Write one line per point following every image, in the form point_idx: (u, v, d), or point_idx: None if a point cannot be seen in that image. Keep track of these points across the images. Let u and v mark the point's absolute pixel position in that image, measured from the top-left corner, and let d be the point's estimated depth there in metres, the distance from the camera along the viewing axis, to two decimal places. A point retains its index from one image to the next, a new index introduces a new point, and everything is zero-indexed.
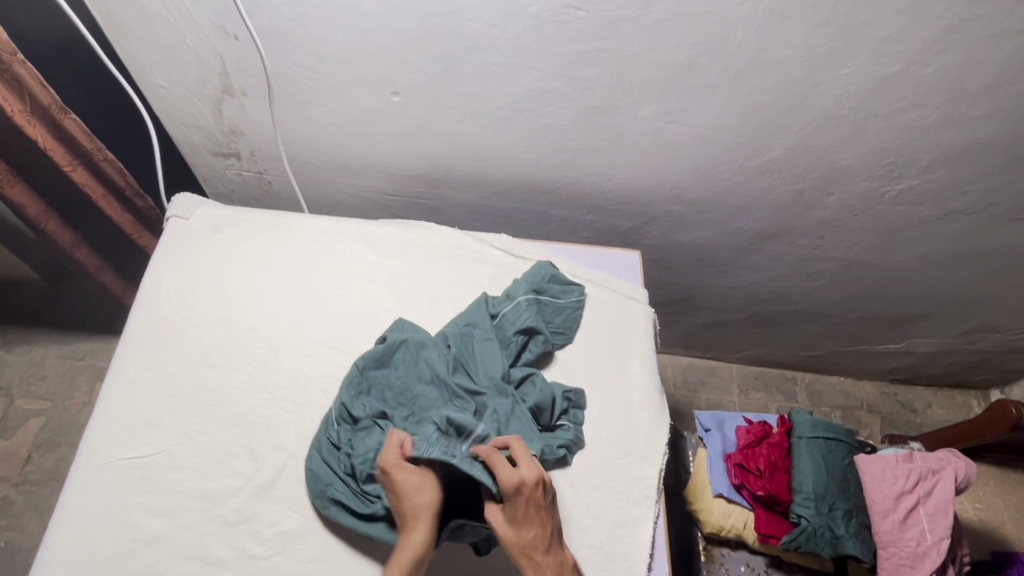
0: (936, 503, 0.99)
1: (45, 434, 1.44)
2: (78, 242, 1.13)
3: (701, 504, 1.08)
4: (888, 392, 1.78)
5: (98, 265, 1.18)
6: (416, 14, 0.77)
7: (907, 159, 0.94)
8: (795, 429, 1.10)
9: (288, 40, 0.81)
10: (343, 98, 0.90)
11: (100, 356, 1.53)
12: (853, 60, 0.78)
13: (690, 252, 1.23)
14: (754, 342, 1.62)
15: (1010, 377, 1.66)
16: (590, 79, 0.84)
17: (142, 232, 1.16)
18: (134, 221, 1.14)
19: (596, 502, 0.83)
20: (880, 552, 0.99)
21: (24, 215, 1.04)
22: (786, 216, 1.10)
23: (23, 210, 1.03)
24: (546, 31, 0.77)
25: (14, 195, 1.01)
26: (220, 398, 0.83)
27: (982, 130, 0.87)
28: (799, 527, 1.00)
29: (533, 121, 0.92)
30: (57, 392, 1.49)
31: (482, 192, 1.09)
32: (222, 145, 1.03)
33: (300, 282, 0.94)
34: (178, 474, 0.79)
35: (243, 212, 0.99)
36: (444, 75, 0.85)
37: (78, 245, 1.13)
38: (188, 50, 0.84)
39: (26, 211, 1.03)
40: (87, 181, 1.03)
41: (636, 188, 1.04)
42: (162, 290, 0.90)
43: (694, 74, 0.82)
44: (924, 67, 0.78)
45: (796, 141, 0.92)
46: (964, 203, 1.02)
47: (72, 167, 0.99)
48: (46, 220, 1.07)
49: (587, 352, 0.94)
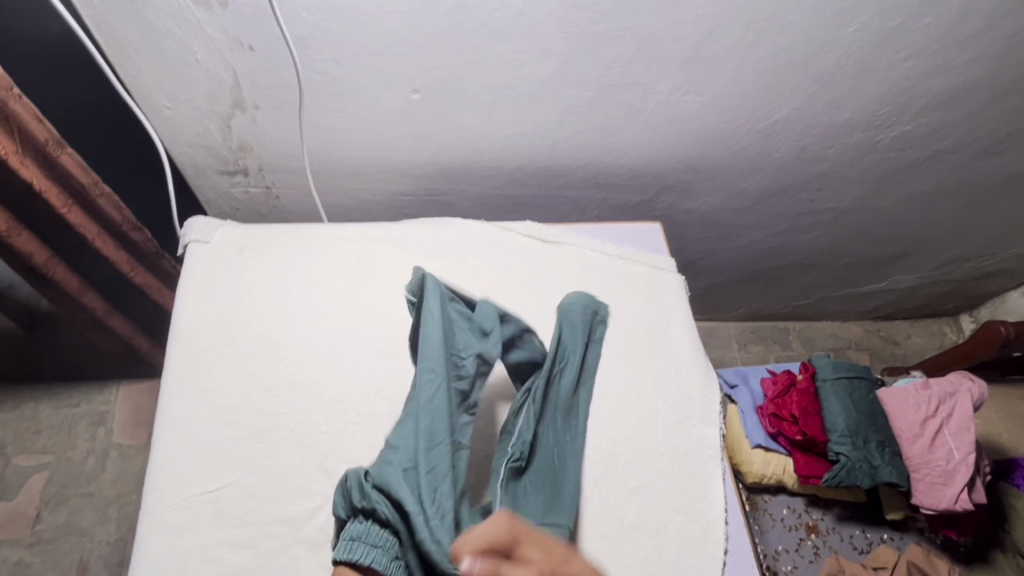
0: (959, 423, 1.07)
1: (52, 488, 1.29)
2: (86, 286, 1.04)
3: (741, 457, 1.14)
4: (872, 329, 1.88)
5: (106, 307, 1.09)
6: (442, 7, 0.76)
7: (903, 106, 0.99)
8: (818, 373, 1.16)
9: (305, 44, 0.79)
10: (359, 101, 0.88)
11: (98, 399, 1.38)
12: (859, 18, 0.83)
13: (697, 219, 1.26)
14: (752, 300, 1.68)
15: (978, 301, 1.79)
16: (611, 59, 0.85)
17: (138, 267, 1.07)
18: (128, 259, 1.05)
19: (667, 467, 0.86)
20: (913, 475, 1.06)
21: (31, 264, 0.95)
22: (790, 175, 1.14)
23: (29, 258, 0.95)
24: (571, 14, 0.78)
25: (21, 244, 0.93)
26: (281, 420, 0.81)
27: (971, 72, 0.93)
28: (838, 463, 1.06)
29: (553, 106, 0.93)
30: (58, 443, 1.33)
31: (497, 183, 1.09)
32: (228, 163, 1.00)
33: (337, 294, 0.92)
34: (255, 502, 0.76)
35: (264, 229, 0.96)
36: (466, 67, 0.84)
37: (86, 289, 1.04)
38: (198, 68, 0.83)
39: (34, 258, 0.95)
40: (83, 221, 0.95)
41: (649, 161, 1.07)
42: (198, 319, 0.88)
43: (711, 44, 0.85)
44: (922, 18, 0.83)
45: (803, 100, 0.96)
46: (952, 142, 1.08)
47: (67, 208, 0.91)
48: (53, 266, 0.98)
49: (631, 326, 0.96)
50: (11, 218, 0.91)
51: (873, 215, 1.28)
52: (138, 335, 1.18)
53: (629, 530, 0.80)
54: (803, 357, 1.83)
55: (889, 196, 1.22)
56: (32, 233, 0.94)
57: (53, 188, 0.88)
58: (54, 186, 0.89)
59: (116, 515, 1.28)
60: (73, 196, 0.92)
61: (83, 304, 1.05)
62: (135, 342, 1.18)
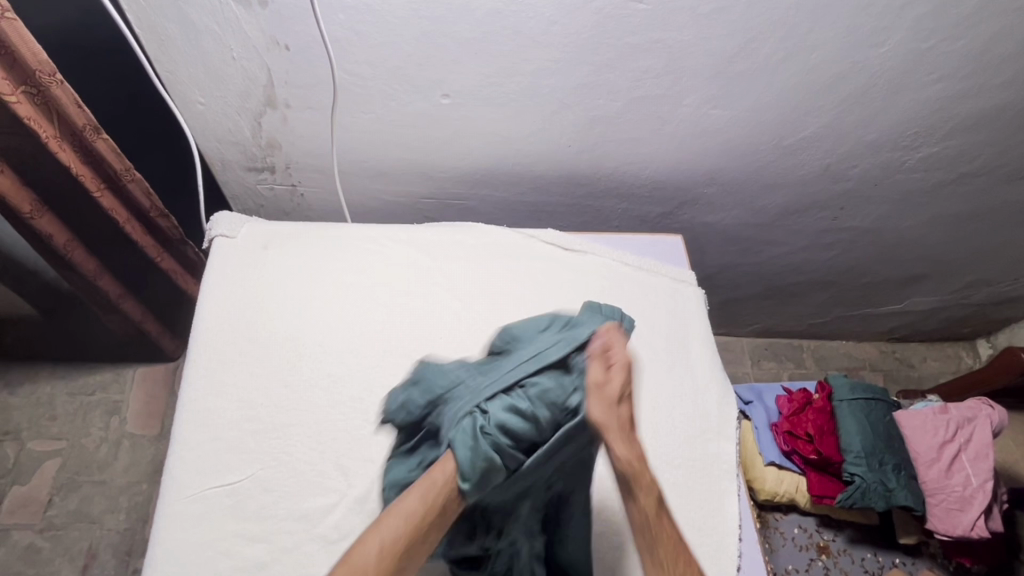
0: (976, 448, 1.07)
1: (65, 474, 1.30)
2: (101, 269, 1.05)
3: (754, 474, 1.12)
4: (887, 350, 1.86)
5: (119, 290, 1.10)
6: (477, 15, 0.77)
7: (931, 129, 0.99)
8: (835, 393, 1.15)
9: (340, 45, 0.80)
10: (389, 104, 0.89)
11: (113, 388, 1.39)
12: (891, 39, 0.83)
13: (717, 233, 1.25)
14: (767, 317, 1.67)
15: (995, 327, 1.77)
16: (641, 70, 0.86)
17: (162, 253, 1.10)
18: (154, 243, 1.07)
19: (681, 481, 0.85)
20: (929, 500, 1.06)
21: (52, 245, 0.96)
22: (813, 192, 1.13)
23: (50, 240, 0.95)
24: (604, 26, 0.79)
25: (43, 226, 0.93)
26: (300, 417, 0.82)
27: (1002, 97, 0.93)
28: (853, 484, 1.05)
29: (580, 115, 0.93)
30: (72, 430, 1.35)
31: (520, 190, 1.09)
32: (256, 159, 1.01)
33: (358, 295, 0.93)
34: (270, 497, 0.77)
35: (290, 228, 0.98)
36: (497, 73, 0.85)
37: (101, 272, 1.05)
38: (234, 65, 0.84)
39: (54, 240, 0.95)
40: (115, 206, 0.96)
41: (672, 174, 1.07)
42: (221, 311, 0.89)
43: (742, 60, 0.85)
44: (956, 41, 0.83)
45: (831, 118, 0.96)
46: (978, 166, 1.07)
47: (100, 191, 0.92)
48: (72, 248, 0.98)
49: (649, 337, 0.96)
50: (37, 200, 0.90)
51: (894, 235, 1.27)
52: (148, 319, 1.20)
53: None
54: (817, 375, 1.81)
55: (912, 218, 1.21)
56: (55, 215, 0.94)
57: (87, 172, 0.89)
58: (87, 170, 0.90)
59: (126, 504, 1.29)
60: (106, 180, 0.93)
61: (98, 287, 1.06)
62: (146, 326, 1.20)
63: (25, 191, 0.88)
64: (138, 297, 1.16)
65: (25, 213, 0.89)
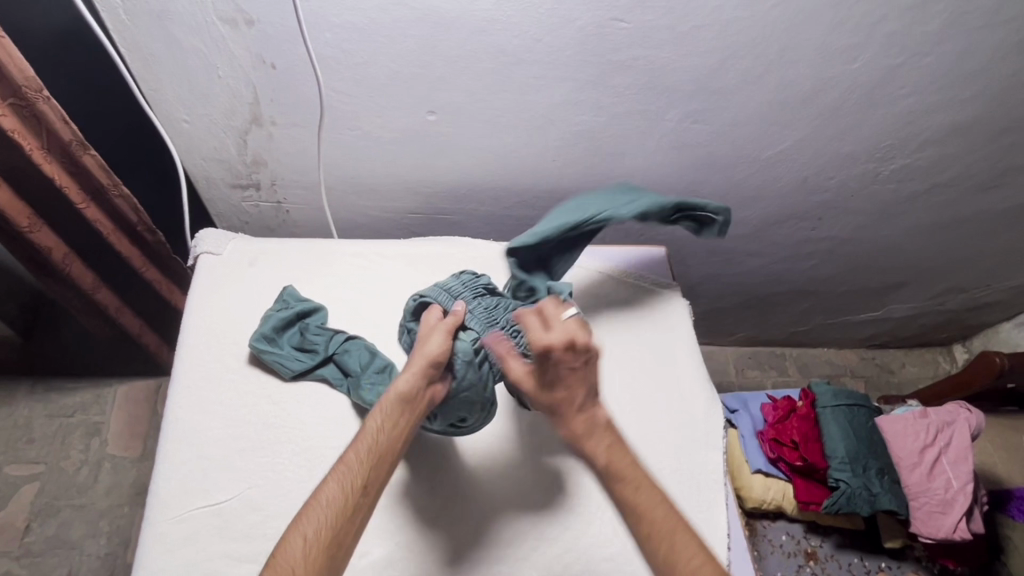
0: (956, 451, 1.09)
1: (43, 499, 1.27)
2: (99, 282, 1.05)
3: (741, 482, 1.13)
4: (867, 357, 1.89)
5: (116, 303, 1.10)
6: (463, 33, 0.78)
7: (903, 141, 1.02)
8: (818, 400, 1.16)
9: (327, 63, 0.81)
10: (375, 120, 0.90)
11: (92, 409, 1.36)
12: (864, 55, 0.85)
13: (700, 244, 1.28)
14: (749, 327, 1.69)
15: (970, 332, 1.82)
16: (623, 86, 0.88)
17: (150, 264, 1.08)
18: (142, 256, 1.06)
19: (670, 491, 0.86)
20: (912, 503, 1.07)
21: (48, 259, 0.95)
22: (792, 203, 1.16)
23: (47, 253, 0.94)
24: (587, 43, 0.81)
25: (41, 237, 0.92)
26: (287, 434, 0.81)
27: (969, 109, 0.96)
28: (838, 490, 1.06)
29: (564, 131, 0.95)
30: (50, 453, 1.31)
31: (506, 204, 1.10)
32: (241, 177, 1.01)
33: (347, 311, 0.93)
34: (258, 516, 0.76)
35: (278, 244, 0.98)
36: (482, 90, 0.86)
37: (99, 285, 1.05)
38: (220, 83, 0.84)
39: (54, 254, 0.95)
40: (101, 220, 0.95)
41: (655, 186, 1.09)
42: (207, 328, 0.88)
43: (721, 76, 0.87)
44: (926, 56, 0.86)
45: (809, 131, 0.99)
46: (949, 176, 1.11)
47: (84, 204, 0.91)
48: (69, 262, 0.98)
49: (636, 347, 0.97)
50: (32, 212, 0.90)
51: (871, 244, 1.30)
52: (147, 330, 1.20)
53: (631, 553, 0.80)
54: (800, 383, 1.84)
55: (887, 228, 1.25)
56: (51, 229, 0.93)
57: (74, 186, 0.89)
58: (74, 184, 0.89)
59: (107, 528, 1.26)
60: (93, 195, 0.92)
61: (96, 300, 1.06)
62: (144, 338, 1.20)
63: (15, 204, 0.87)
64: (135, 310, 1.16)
65: (21, 226, 0.88)
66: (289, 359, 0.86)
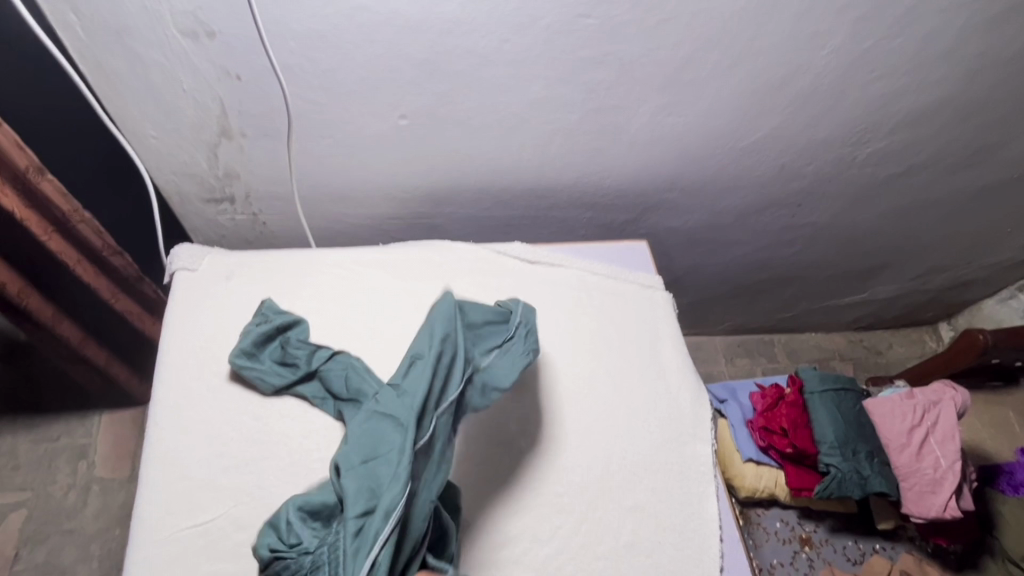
0: (943, 431, 1.10)
1: (31, 526, 1.25)
2: (61, 315, 1.03)
3: (733, 471, 1.14)
4: (854, 339, 1.91)
5: (81, 335, 1.08)
6: (429, 37, 0.77)
7: (875, 125, 1.02)
8: (806, 385, 1.17)
9: (293, 73, 0.80)
10: (346, 128, 0.89)
11: (78, 432, 1.34)
12: (832, 41, 0.85)
13: (682, 237, 1.28)
14: (736, 315, 1.70)
15: (955, 310, 1.83)
16: (593, 82, 0.87)
17: (117, 294, 1.06)
18: (109, 286, 1.04)
19: (661, 485, 0.86)
20: (902, 484, 1.08)
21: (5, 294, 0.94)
22: (770, 191, 1.16)
23: (4, 287, 0.93)
24: (556, 40, 0.80)
25: None
26: (271, 449, 0.80)
27: (940, 91, 0.97)
28: (829, 475, 1.07)
29: (538, 129, 0.94)
30: (37, 479, 1.29)
31: (485, 205, 1.09)
32: (214, 190, 1.00)
33: (327, 321, 0.92)
34: (245, 534, 0.75)
35: (253, 256, 0.97)
36: (452, 92, 0.85)
37: (60, 318, 1.03)
38: (185, 96, 0.83)
39: (9, 288, 0.94)
40: (64, 249, 0.94)
41: (632, 181, 1.08)
42: (185, 346, 0.87)
43: (692, 67, 0.87)
44: (893, 40, 0.86)
45: (782, 119, 0.99)
46: (923, 157, 1.11)
47: (46, 235, 0.90)
48: (27, 295, 0.97)
49: (621, 343, 0.97)
50: None
51: (852, 228, 1.31)
52: (113, 363, 1.17)
53: (625, 550, 0.80)
54: (789, 368, 1.85)
55: (866, 212, 1.25)
56: (6, 261, 0.93)
57: (32, 216, 0.87)
58: (33, 215, 0.87)
59: (99, 551, 1.24)
60: (53, 223, 0.91)
61: (58, 332, 1.04)
62: (112, 369, 1.17)
63: None
64: (100, 342, 1.13)
65: None
66: (270, 374, 0.84)
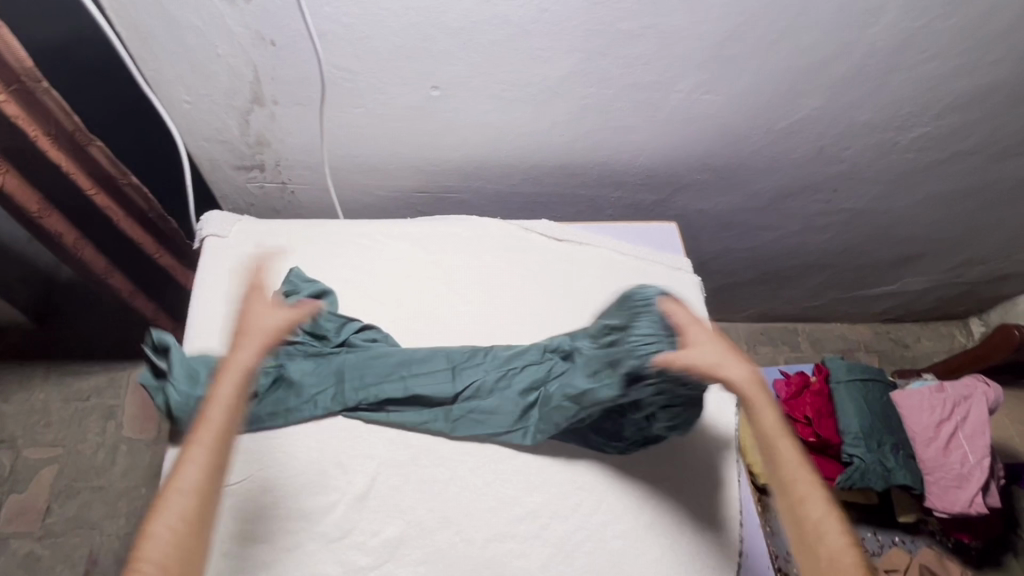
0: (973, 426, 1.07)
1: (62, 481, 1.29)
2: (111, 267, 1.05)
3: (753, 458, 1.12)
4: (881, 331, 1.87)
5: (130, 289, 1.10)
6: (465, 5, 0.76)
7: (921, 108, 0.99)
8: (832, 374, 1.15)
9: (329, 40, 0.79)
10: (378, 97, 0.88)
11: (107, 393, 1.37)
12: (883, 18, 0.82)
13: (710, 220, 1.25)
14: (762, 301, 1.66)
15: (988, 304, 1.78)
16: (631, 57, 0.85)
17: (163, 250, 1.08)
18: (154, 242, 1.06)
19: (685, 467, 0.85)
20: (927, 478, 1.07)
21: (59, 245, 0.95)
22: (806, 174, 1.13)
23: (58, 239, 0.94)
24: (595, 11, 0.78)
25: (51, 224, 0.92)
26: (293, 415, 0.81)
27: (991, 75, 0.93)
28: (852, 466, 1.05)
29: (571, 105, 0.93)
30: (68, 436, 1.32)
31: (513, 180, 1.08)
32: (245, 158, 1.00)
33: (355, 291, 0.93)
34: (271, 497, 0.76)
35: (280, 225, 0.98)
36: (485, 64, 0.84)
37: (112, 270, 1.05)
38: (219, 61, 0.83)
39: (64, 240, 0.94)
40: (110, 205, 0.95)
41: (664, 161, 1.06)
42: (214, 312, 0.88)
43: (735, 43, 0.84)
44: (948, 19, 0.83)
45: (824, 99, 0.96)
46: (968, 144, 1.07)
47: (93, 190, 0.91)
48: (80, 246, 0.98)
49: None
50: (45, 199, 0.90)
51: (886, 216, 1.27)
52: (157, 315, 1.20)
53: (643, 530, 0.79)
54: (812, 358, 1.82)
55: (904, 199, 1.22)
56: (62, 214, 0.93)
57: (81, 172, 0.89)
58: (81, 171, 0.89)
59: (126, 508, 1.27)
60: (100, 180, 0.92)
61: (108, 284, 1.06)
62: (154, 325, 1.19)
63: (28, 188, 0.87)
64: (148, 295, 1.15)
65: (31, 211, 0.88)
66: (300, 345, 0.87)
